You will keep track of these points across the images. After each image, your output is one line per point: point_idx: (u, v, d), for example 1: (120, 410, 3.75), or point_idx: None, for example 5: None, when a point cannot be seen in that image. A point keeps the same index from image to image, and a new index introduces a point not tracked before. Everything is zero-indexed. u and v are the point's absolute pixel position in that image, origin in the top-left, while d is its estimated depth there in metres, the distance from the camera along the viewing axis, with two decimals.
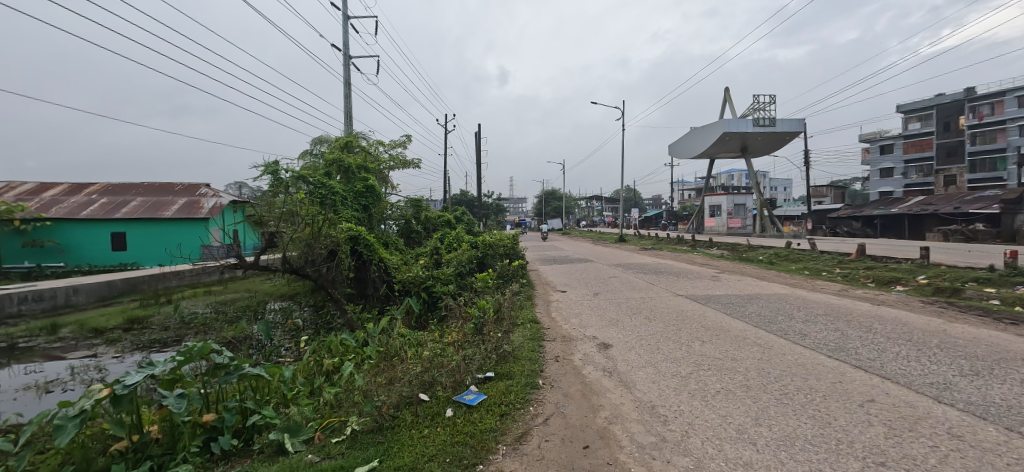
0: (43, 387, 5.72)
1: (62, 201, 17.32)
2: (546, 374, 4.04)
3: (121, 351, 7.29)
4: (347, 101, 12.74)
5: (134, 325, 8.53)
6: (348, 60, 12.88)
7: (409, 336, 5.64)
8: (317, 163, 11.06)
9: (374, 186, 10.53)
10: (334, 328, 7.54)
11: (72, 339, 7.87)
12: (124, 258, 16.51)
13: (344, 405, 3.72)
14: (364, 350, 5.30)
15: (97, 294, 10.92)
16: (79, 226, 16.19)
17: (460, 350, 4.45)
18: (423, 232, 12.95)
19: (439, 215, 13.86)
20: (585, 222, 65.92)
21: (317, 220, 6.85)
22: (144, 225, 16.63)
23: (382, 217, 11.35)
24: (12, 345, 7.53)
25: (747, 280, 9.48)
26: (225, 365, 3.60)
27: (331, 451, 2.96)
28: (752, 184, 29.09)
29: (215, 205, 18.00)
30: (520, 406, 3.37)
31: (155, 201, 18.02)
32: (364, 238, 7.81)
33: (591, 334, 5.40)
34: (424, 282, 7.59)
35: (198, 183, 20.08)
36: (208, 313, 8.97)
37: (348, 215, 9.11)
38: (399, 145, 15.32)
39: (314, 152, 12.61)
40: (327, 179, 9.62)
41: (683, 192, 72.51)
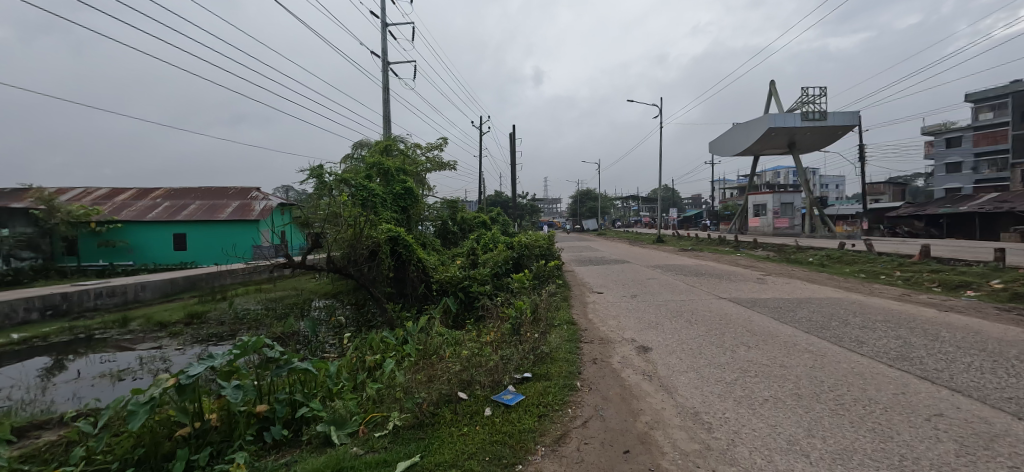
0: (115, 376, 6.20)
1: (131, 205, 18.82)
2: (584, 376, 3.99)
3: (183, 343, 7.82)
4: (386, 106, 13.09)
5: (194, 319, 9.16)
6: (385, 65, 13.21)
7: (447, 335, 5.72)
8: (358, 167, 11.44)
9: (412, 188, 10.80)
10: (374, 325, 7.80)
11: (140, 332, 8.53)
12: (184, 257, 17.72)
13: (385, 400, 3.82)
14: (404, 348, 5.38)
15: (161, 290, 11.80)
16: (145, 228, 17.49)
17: (497, 350, 4.46)
18: (459, 232, 13.17)
19: (475, 216, 14.01)
20: (621, 224, 64.89)
21: (359, 220, 7.07)
22: (202, 226, 17.78)
23: (420, 218, 11.57)
24: (89, 336, 8.27)
25: (796, 283, 9.02)
26: (276, 359, 3.81)
27: (374, 445, 3.06)
28: (800, 182, 27.42)
29: (265, 207, 19.08)
30: (558, 407, 3.35)
31: (212, 204, 19.24)
32: (403, 239, 7.98)
33: (630, 336, 5.30)
34: (461, 282, 7.70)
35: (250, 186, 21.27)
36: (259, 310, 9.51)
37: (388, 216, 9.37)
38: (436, 147, 15.58)
39: (355, 156, 13.08)
40: (368, 182, 9.91)
41: (724, 191, 69.94)
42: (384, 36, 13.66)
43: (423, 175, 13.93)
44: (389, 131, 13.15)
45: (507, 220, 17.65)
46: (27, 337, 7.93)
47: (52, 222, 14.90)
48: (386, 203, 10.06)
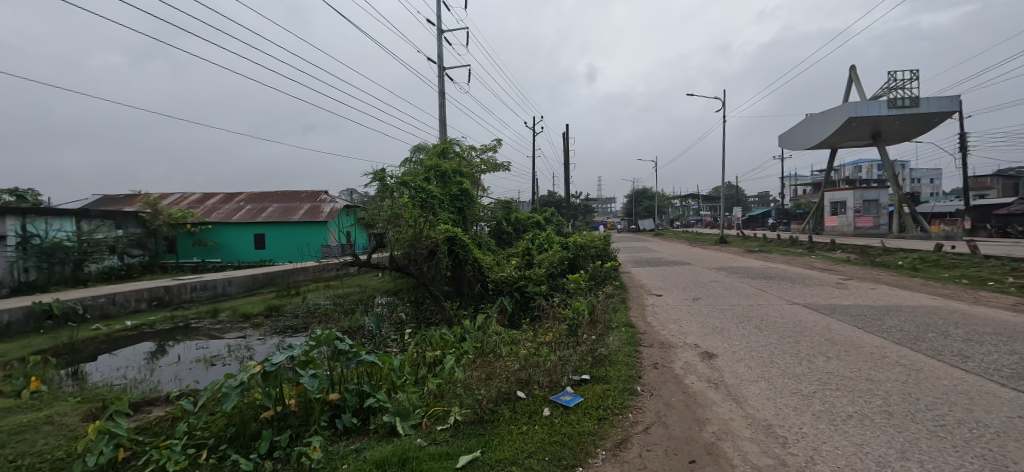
0: (208, 361, 6.94)
1: (220, 208, 20.93)
2: (645, 381, 3.88)
3: (264, 334, 8.57)
4: (443, 110, 13.51)
5: (272, 312, 10.03)
6: (441, 71, 13.63)
7: (503, 334, 5.79)
8: (417, 170, 11.90)
9: (468, 189, 11.07)
10: (433, 323, 8.09)
11: (228, 322, 9.47)
12: (262, 255, 19.41)
13: (446, 395, 3.95)
14: (462, 345, 5.52)
15: (245, 285, 13.02)
16: (232, 229, 19.45)
17: (554, 351, 4.45)
18: (514, 233, 13.29)
19: (528, 216, 14.05)
20: (679, 224, 62.14)
21: (419, 221, 7.34)
22: (278, 227, 19.38)
23: (476, 218, 11.83)
24: (187, 325, 9.31)
25: (883, 288, 8.15)
26: (346, 351, 4.07)
27: (436, 437, 3.18)
28: (887, 177, 24.73)
29: (332, 209, 20.40)
30: (618, 411, 3.28)
31: (286, 206, 20.89)
32: (460, 239, 8.20)
33: (693, 341, 5.07)
34: (517, 282, 7.78)
35: (318, 189, 22.85)
36: (328, 305, 10.20)
37: (445, 217, 9.69)
38: (490, 148, 15.81)
39: (414, 159, 13.63)
40: (427, 184, 10.28)
41: (794, 188, 64.72)
42: (440, 42, 14.10)
43: (477, 177, 14.20)
44: (446, 134, 13.55)
45: (561, 221, 17.52)
46: (139, 324, 9.08)
47: (156, 224, 16.83)
48: (443, 205, 10.39)
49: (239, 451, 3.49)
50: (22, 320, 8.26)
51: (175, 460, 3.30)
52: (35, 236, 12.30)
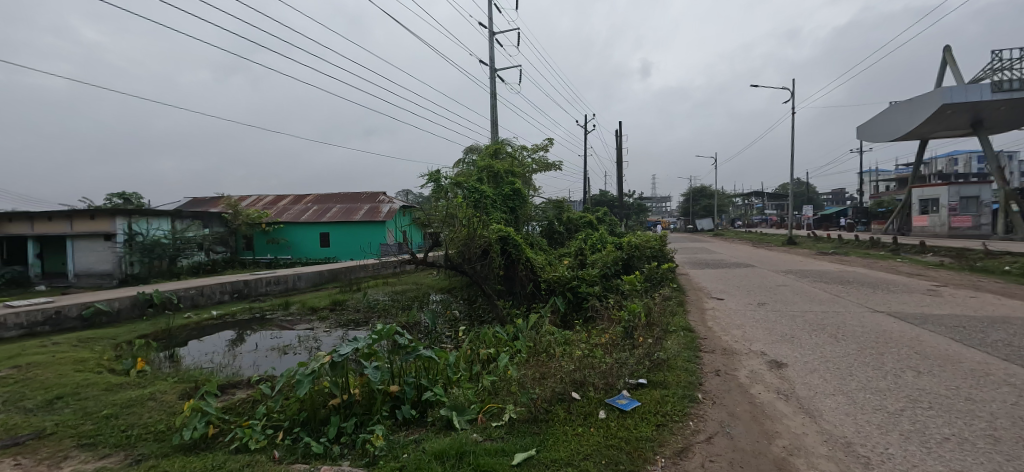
0: (282, 350, 7.54)
1: (290, 208, 22.62)
2: (707, 389, 3.71)
3: (329, 326, 9.15)
4: (495, 111, 13.71)
5: (336, 306, 10.70)
6: (493, 73, 13.82)
7: (557, 334, 5.78)
8: (470, 170, 12.19)
9: (520, 189, 11.16)
10: (486, 321, 8.23)
11: (298, 314, 10.22)
12: (327, 253, 20.74)
13: (500, 393, 4.01)
14: (515, 344, 5.57)
15: (312, 280, 13.98)
16: (301, 228, 20.94)
17: (608, 353, 4.37)
18: (565, 232, 13.19)
19: (580, 216, 13.89)
20: (740, 224, 58.57)
21: (473, 221, 7.51)
22: (341, 226, 20.60)
23: (528, 218, 11.88)
24: (263, 316, 10.18)
25: (987, 297, 7.19)
26: (405, 346, 4.25)
27: (492, 433, 3.24)
28: (991, 170, 21.81)
29: (390, 209, 21.35)
30: (678, 418, 3.16)
31: (348, 207, 22.16)
32: (512, 239, 8.31)
33: (759, 349, 4.77)
34: (570, 282, 7.73)
35: (377, 191, 24.02)
36: (387, 301, 10.70)
37: (498, 216, 9.83)
38: (542, 148, 15.79)
39: (467, 160, 13.94)
40: (480, 184, 10.48)
41: (874, 185, 58.77)
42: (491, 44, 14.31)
43: (529, 177, 14.25)
44: (497, 135, 13.73)
45: (614, 220, 17.12)
46: (223, 314, 10.05)
47: (237, 223, 18.47)
48: (496, 205, 10.56)
49: (310, 434, 3.77)
50: (129, 307, 9.44)
51: (255, 439, 3.62)
52: (139, 233, 14.13)
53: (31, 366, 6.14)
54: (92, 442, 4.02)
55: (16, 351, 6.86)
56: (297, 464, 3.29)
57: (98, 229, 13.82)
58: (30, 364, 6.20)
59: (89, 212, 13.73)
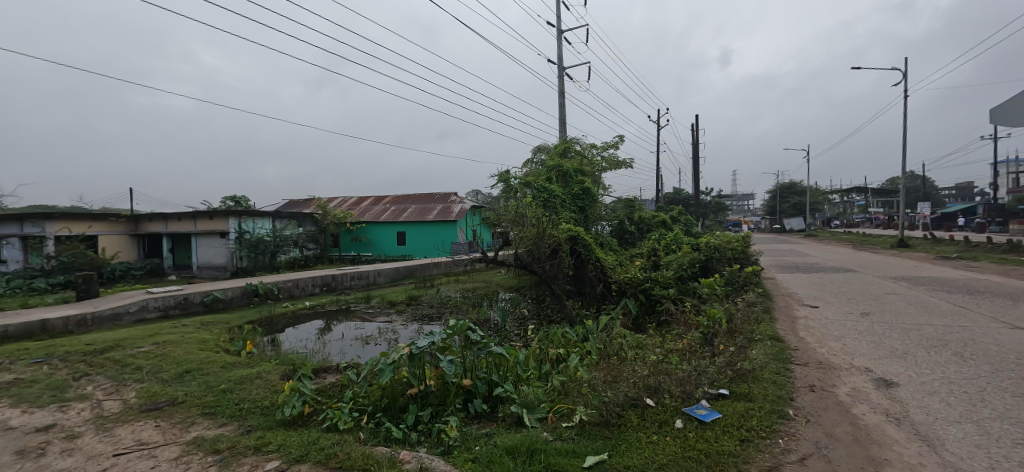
0: (365, 340, 8.18)
1: (371, 209, 24.35)
2: (799, 405, 3.39)
3: (406, 319, 9.74)
4: (563, 110, 13.65)
5: (412, 301, 11.36)
6: (561, 71, 13.75)
7: (629, 337, 5.63)
8: (539, 170, 12.29)
9: (589, 188, 11.01)
10: (555, 321, 8.24)
11: (378, 307, 11.01)
12: (403, 251, 22.05)
13: (571, 394, 4.00)
14: (585, 345, 5.50)
15: (391, 276, 14.95)
16: (381, 227, 22.46)
17: (685, 360, 4.16)
18: (637, 232, 12.76)
19: (653, 215, 13.33)
20: (836, 223, 52.45)
21: (542, 220, 7.57)
22: (416, 225, 21.75)
23: (597, 218, 11.68)
24: (349, 307, 11.11)
25: None
26: (477, 341, 4.39)
27: (562, 433, 3.25)
28: None
29: (461, 209, 22.13)
30: (765, 434, 2.93)
31: (422, 207, 23.35)
32: (582, 238, 8.28)
33: (863, 365, 4.26)
34: (642, 284, 7.48)
35: (449, 191, 25.02)
36: (458, 298, 11.15)
37: (567, 216, 9.79)
38: (612, 145, 15.42)
39: (536, 160, 14.05)
40: (549, 184, 10.50)
41: (1014, 177, 49.43)
42: (560, 42, 14.23)
43: (598, 175, 13.98)
44: (566, 133, 13.65)
45: (691, 220, 16.17)
46: (315, 305, 11.13)
47: (326, 222, 20.29)
48: (565, 204, 10.53)
49: (391, 420, 4.04)
50: (240, 296, 10.80)
51: (344, 420, 3.97)
52: (247, 232, 16.11)
53: (167, 343, 7.27)
54: (212, 411, 4.67)
55: (156, 330, 8.16)
56: (379, 447, 3.56)
57: (216, 227, 16.00)
58: (167, 342, 7.36)
59: (208, 213, 15.94)
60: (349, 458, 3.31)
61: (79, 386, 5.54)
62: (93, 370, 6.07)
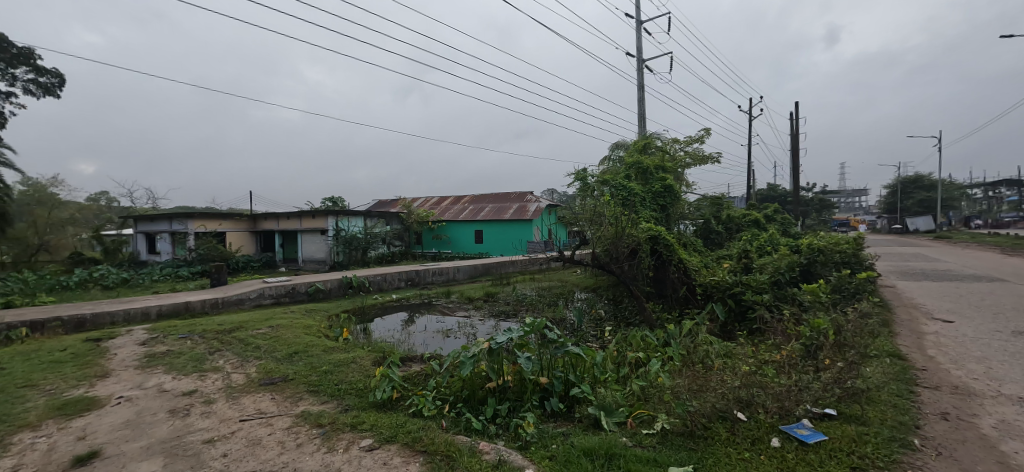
0: (446, 333, 8.64)
1: (450, 208, 25.52)
2: (928, 434, 2.94)
3: (484, 315, 10.10)
4: (643, 104, 13.14)
5: (489, 297, 11.75)
6: (641, 64, 13.22)
7: (716, 345, 5.28)
8: (617, 168, 11.99)
9: (672, 185, 10.47)
10: (633, 323, 8.00)
11: (457, 302, 11.55)
12: (480, 249, 22.83)
13: (652, 400, 3.87)
14: (667, 350, 5.27)
15: (469, 272, 15.58)
16: (460, 226, 23.48)
17: (783, 375, 3.80)
18: (725, 232, 11.89)
19: (744, 214, 12.30)
20: (978, 223, 44.01)
21: (621, 220, 7.40)
22: (492, 224, 22.39)
23: (680, 217, 11.10)
24: (431, 301, 11.79)
25: None
26: (554, 340, 4.41)
27: (642, 440, 3.17)
28: None
29: (536, 208, 22.30)
30: (882, 464, 2.59)
31: (499, 206, 23.94)
32: (663, 238, 7.96)
33: (1016, 393, 3.56)
34: (731, 288, 6.98)
35: (524, 190, 25.35)
36: (534, 296, 11.31)
37: (647, 215, 9.43)
38: (697, 139, 14.50)
39: (613, 157, 13.70)
40: (627, 181, 10.20)
41: None
42: (639, 34, 13.69)
43: (681, 172, 13.25)
44: (645, 129, 13.12)
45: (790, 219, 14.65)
46: (401, 298, 11.97)
47: (410, 221, 21.69)
48: (645, 202, 10.15)
49: (471, 410, 4.23)
50: (337, 287, 11.97)
51: (428, 407, 4.24)
52: (343, 229, 17.82)
53: (279, 327, 8.32)
54: (316, 389, 5.26)
55: (270, 315, 9.37)
56: (460, 435, 3.74)
57: (317, 225, 17.93)
58: (280, 326, 8.42)
59: (311, 212, 17.89)
60: (433, 444, 3.53)
61: (213, 359, 6.57)
62: (223, 347, 7.15)
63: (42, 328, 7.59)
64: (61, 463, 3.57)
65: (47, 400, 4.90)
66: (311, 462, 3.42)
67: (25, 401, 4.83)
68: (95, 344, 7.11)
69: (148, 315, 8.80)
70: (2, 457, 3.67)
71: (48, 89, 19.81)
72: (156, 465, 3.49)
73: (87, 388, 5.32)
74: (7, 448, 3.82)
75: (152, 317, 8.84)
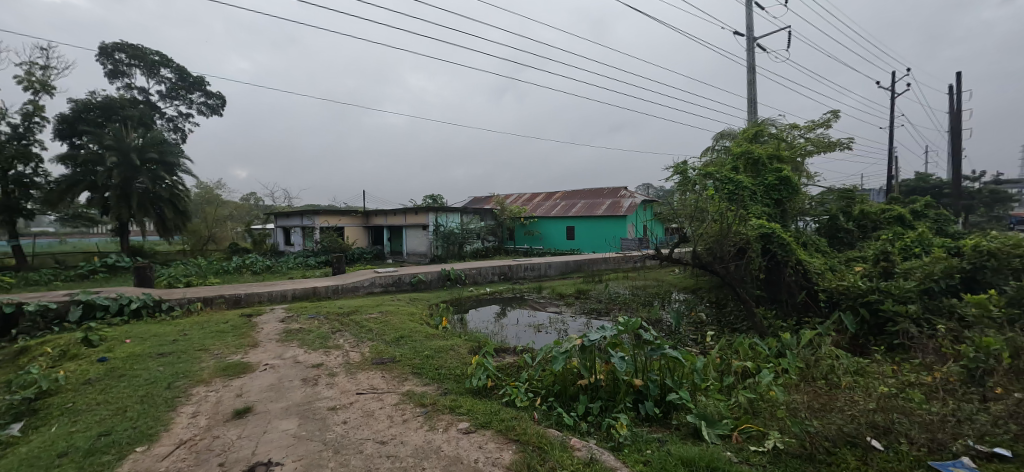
0: (537, 327, 8.82)
1: (542, 204, 25.78)
2: None
3: (574, 312, 10.10)
4: (754, 87, 11.90)
5: (580, 294, 11.70)
6: (751, 42, 11.96)
7: (843, 360, 4.65)
8: (722, 159, 11.05)
9: (789, 177, 9.33)
10: (740, 329, 7.37)
11: (548, 298, 11.70)
12: (572, 245, 22.73)
13: (762, 415, 3.57)
14: (781, 361, 4.77)
15: (560, 268, 15.67)
16: (551, 222, 23.65)
17: (936, 402, 3.22)
18: (858, 231, 10.28)
19: (884, 209, 10.50)
20: None
21: (726, 216, 6.83)
22: (584, 220, 22.14)
23: (799, 213, 9.87)
24: (522, 296, 12.12)
25: None
26: (650, 341, 4.26)
27: (750, 458, 2.96)
28: None
29: (630, 204, 21.52)
30: None
31: (591, 202, 23.56)
32: (778, 236, 7.18)
33: None
34: (865, 296, 6.05)
35: (618, 186, 24.60)
36: (627, 295, 10.99)
37: (759, 210, 8.57)
38: (822, 124, 12.70)
39: (717, 147, 12.65)
40: (735, 174, 9.34)
41: None
42: (751, 10, 12.37)
43: (801, 161, 11.73)
44: (756, 115, 11.86)
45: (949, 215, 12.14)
46: (493, 291, 12.50)
47: (503, 217, 22.40)
48: (755, 197, 9.22)
49: (563, 406, 4.29)
50: (436, 279, 12.89)
51: (521, 399, 4.40)
52: (442, 225, 19.09)
53: (388, 313, 9.26)
54: (420, 372, 5.77)
55: (381, 301, 10.48)
56: (552, 429, 3.83)
57: (419, 220, 19.46)
58: (388, 312, 9.36)
59: (414, 209, 19.47)
60: (526, 434, 3.67)
61: (335, 337, 7.55)
62: (343, 327, 8.17)
63: (211, 303, 9.42)
64: (226, 413, 4.44)
65: (216, 362, 6.10)
66: (416, 438, 3.78)
67: (201, 362, 6.07)
68: (248, 319, 8.63)
69: (285, 297, 10.41)
70: (187, 404, 4.67)
71: (214, 108, 24.32)
72: (293, 424, 4.16)
73: (243, 355, 6.50)
74: (191, 397, 4.87)
75: (288, 298, 10.44)
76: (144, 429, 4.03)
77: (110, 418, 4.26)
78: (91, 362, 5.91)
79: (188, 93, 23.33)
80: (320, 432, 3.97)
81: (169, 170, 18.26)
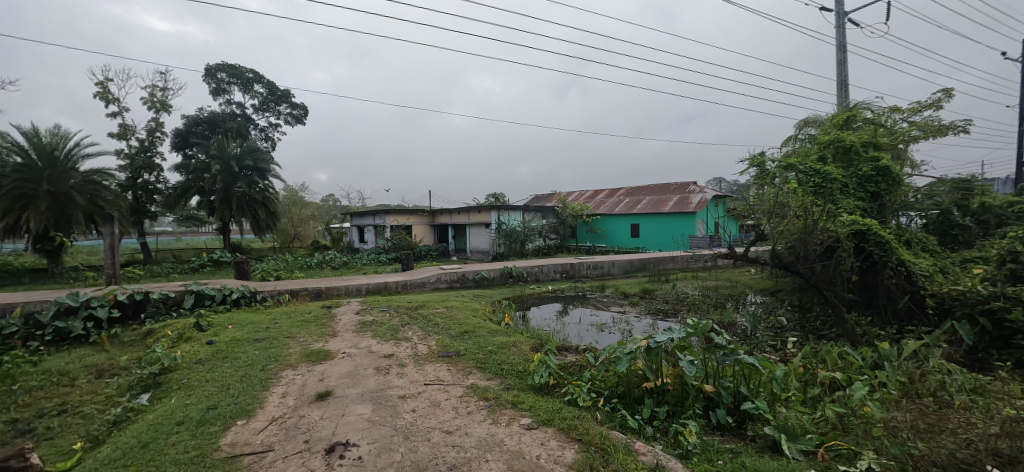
0: (600, 327, 8.67)
1: (605, 202, 25.21)
2: None
3: (638, 312, 9.80)
4: (846, 68, 10.69)
5: (645, 294, 11.32)
6: (841, 18, 10.76)
7: (959, 376, 4.06)
8: (807, 149, 10.05)
9: (889, 166, 8.27)
10: (828, 336, 6.70)
11: (611, 297, 11.45)
12: (636, 243, 21.99)
13: (853, 432, 3.25)
14: (877, 374, 4.27)
15: (624, 267, 15.25)
16: (614, 219, 23.05)
17: None
18: (978, 227, 8.88)
19: (1014, 202, 8.97)
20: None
21: (811, 211, 6.23)
22: (650, 217, 21.31)
23: (902, 207, 8.73)
24: (585, 294, 11.98)
25: None
26: (723, 346, 4.00)
27: None
28: None
29: (700, 200, 20.36)
30: None
31: (657, 199, 22.62)
32: (875, 233, 6.39)
33: None
34: (986, 303, 5.22)
35: (687, 181, 23.37)
36: (697, 296, 10.44)
37: (851, 205, 7.72)
38: (933, 104, 11.10)
39: (801, 135, 11.55)
40: (822, 165, 8.46)
41: None
42: None
43: (904, 148, 10.38)
44: (848, 98, 10.64)
45: None
46: (555, 289, 12.49)
47: (565, 215, 22.22)
48: (846, 190, 8.31)
49: (627, 407, 4.22)
50: (499, 276, 13.13)
51: (584, 398, 4.37)
52: (504, 223, 19.41)
53: (453, 308, 9.64)
54: (483, 366, 5.96)
55: (447, 297, 10.91)
56: (615, 431, 3.77)
57: (482, 218, 19.95)
58: (453, 307, 9.76)
59: (477, 207, 19.98)
60: (588, 434, 3.66)
61: (404, 330, 8.00)
62: (411, 321, 8.64)
63: (297, 295, 10.41)
64: (310, 395, 4.91)
65: (301, 348, 6.75)
66: (479, 430, 3.92)
67: (289, 348, 6.76)
68: (328, 310, 9.44)
69: (360, 291, 11.20)
70: (278, 385, 5.24)
71: (297, 118, 26.69)
72: (367, 409, 4.49)
73: (324, 343, 7.13)
74: (282, 379, 5.46)
75: (363, 291, 11.24)
76: (243, 405, 4.58)
77: (216, 394, 4.91)
78: (202, 345, 6.82)
79: (276, 105, 25.83)
80: (391, 418, 4.26)
81: (262, 174, 20.28)
